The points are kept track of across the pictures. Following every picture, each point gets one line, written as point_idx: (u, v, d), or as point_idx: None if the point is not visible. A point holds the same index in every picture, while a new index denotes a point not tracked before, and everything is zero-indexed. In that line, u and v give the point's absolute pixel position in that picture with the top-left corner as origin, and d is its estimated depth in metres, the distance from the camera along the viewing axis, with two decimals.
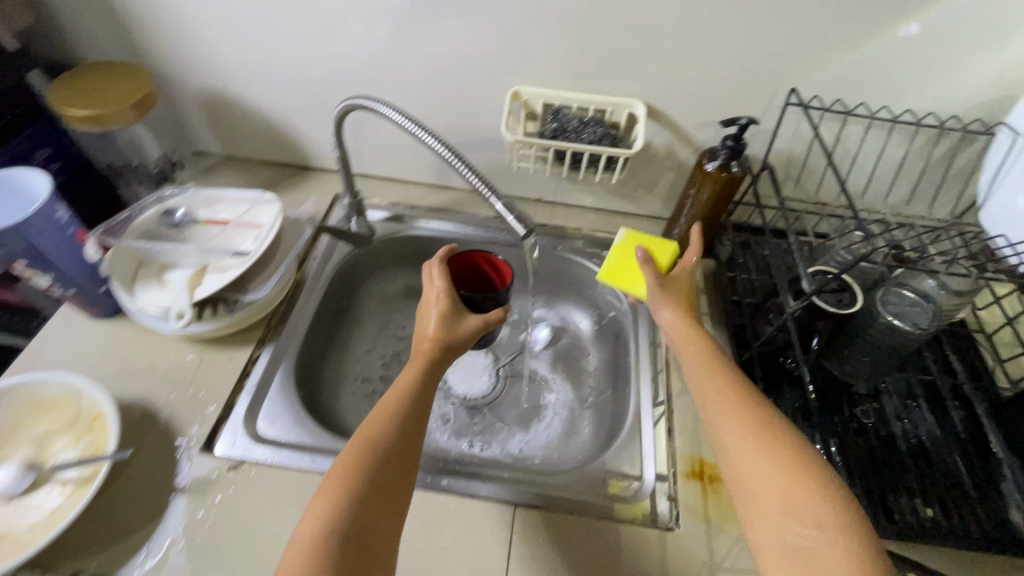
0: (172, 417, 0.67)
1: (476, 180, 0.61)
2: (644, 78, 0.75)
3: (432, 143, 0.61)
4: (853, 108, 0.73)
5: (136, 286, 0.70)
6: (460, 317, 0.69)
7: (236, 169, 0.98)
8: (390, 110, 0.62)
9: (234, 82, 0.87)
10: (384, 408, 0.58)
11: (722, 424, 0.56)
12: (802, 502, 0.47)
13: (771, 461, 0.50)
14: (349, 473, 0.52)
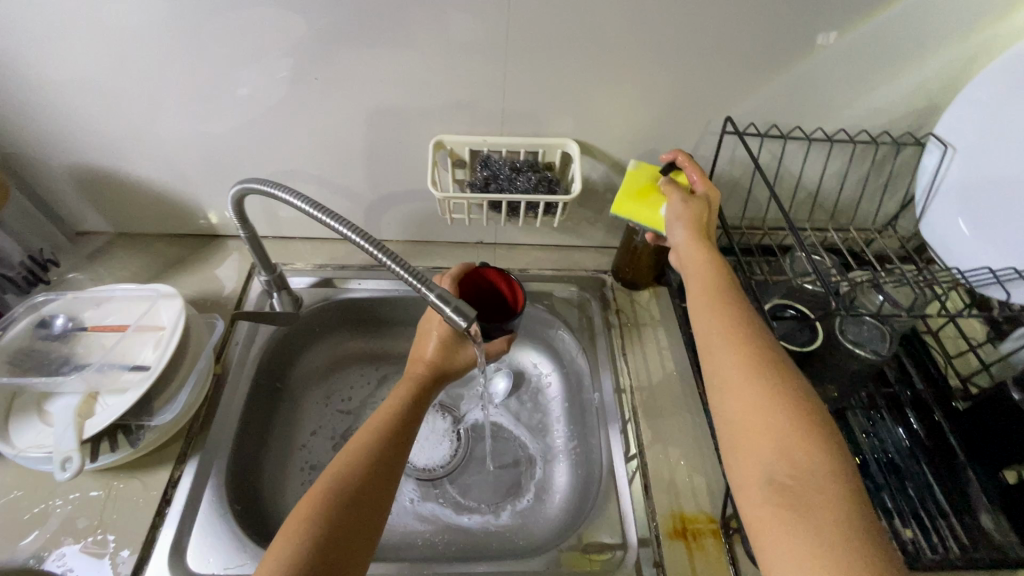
0: (77, 574, 0.57)
1: (408, 277, 0.51)
2: (574, 116, 0.71)
3: (341, 228, 0.51)
4: (788, 132, 0.71)
5: (12, 424, 0.59)
6: (462, 342, 0.66)
7: (130, 249, 0.86)
8: (292, 197, 0.53)
9: (113, 156, 0.76)
10: (358, 438, 0.55)
11: (717, 350, 0.52)
12: (796, 446, 0.44)
13: (773, 396, 0.47)
14: (323, 500, 0.49)
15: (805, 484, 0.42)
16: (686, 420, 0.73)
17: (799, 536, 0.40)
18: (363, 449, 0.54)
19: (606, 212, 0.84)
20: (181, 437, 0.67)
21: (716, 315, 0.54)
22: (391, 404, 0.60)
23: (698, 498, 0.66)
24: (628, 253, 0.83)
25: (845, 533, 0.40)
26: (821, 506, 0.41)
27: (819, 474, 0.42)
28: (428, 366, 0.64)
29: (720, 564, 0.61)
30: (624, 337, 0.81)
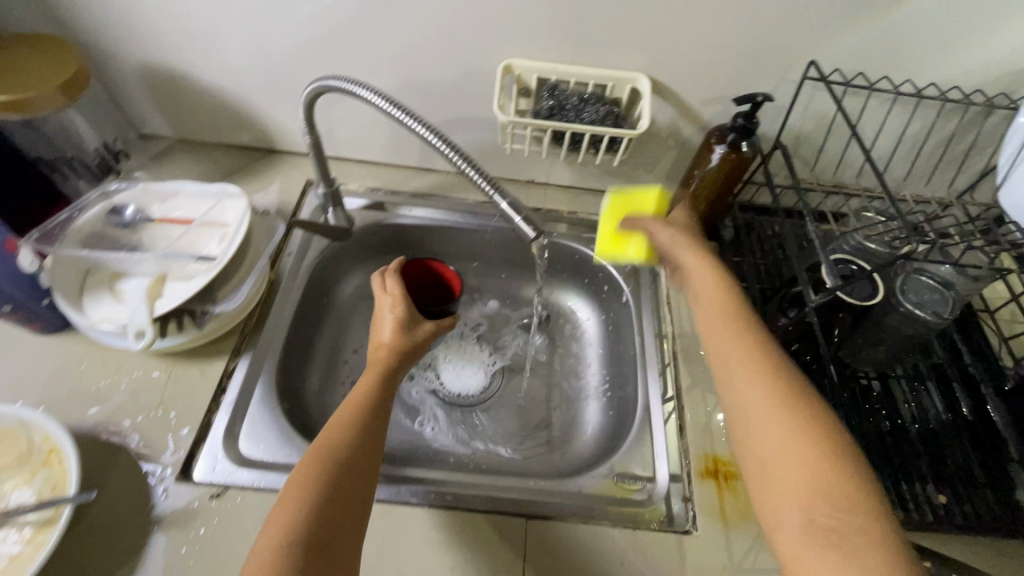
0: (141, 443, 0.60)
1: (479, 178, 0.56)
2: (651, 49, 0.68)
3: (419, 129, 0.55)
4: (875, 83, 0.68)
5: (86, 298, 0.62)
6: (417, 324, 0.70)
7: (191, 155, 0.87)
8: (370, 94, 0.55)
9: (181, 56, 0.76)
10: (337, 417, 0.55)
11: (742, 376, 0.51)
12: (834, 478, 0.43)
13: (802, 425, 0.46)
14: (313, 475, 0.49)
15: (847, 517, 0.41)
16: None
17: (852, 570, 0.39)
18: (339, 431, 0.53)
19: (666, 159, 0.82)
20: (235, 334, 0.69)
21: (735, 340, 0.53)
22: (361, 387, 0.60)
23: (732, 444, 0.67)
24: (683, 203, 0.81)
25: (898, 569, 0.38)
26: (865, 541, 0.40)
27: (859, 509, 0.41)
28: (388, 350, 0.66)
29: (749, 505, 0.62)
30: (671, 287, 0.81)
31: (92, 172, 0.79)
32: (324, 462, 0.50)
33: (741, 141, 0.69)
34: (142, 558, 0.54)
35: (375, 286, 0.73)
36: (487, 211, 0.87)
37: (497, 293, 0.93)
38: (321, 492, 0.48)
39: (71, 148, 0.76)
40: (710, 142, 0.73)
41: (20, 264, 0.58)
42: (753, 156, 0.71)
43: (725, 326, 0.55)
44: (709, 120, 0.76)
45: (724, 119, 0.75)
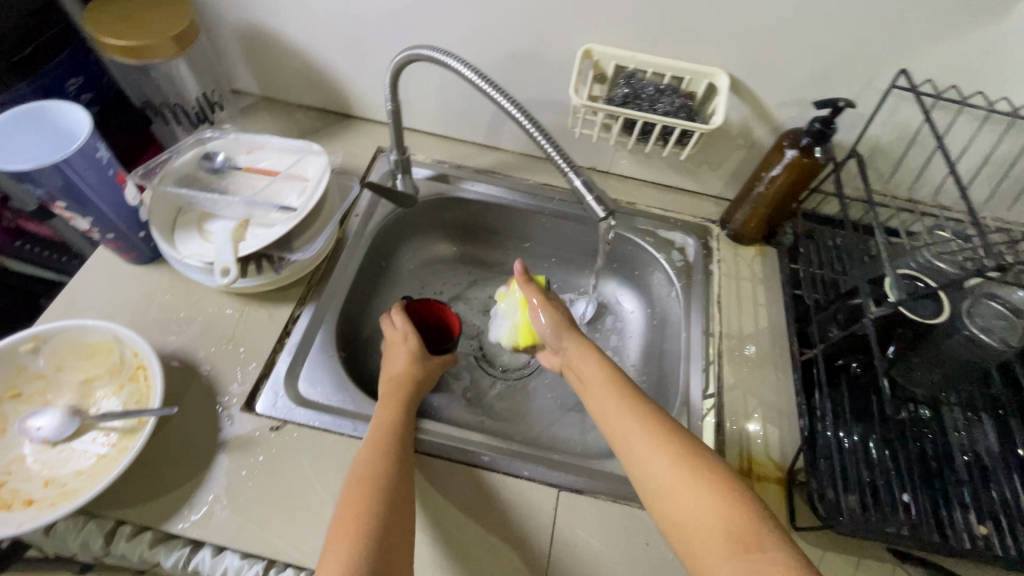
0: (212, 372, 0.66)
1: (563, 163, 0.58)
2: (735, 44, 0.68)
3: (507, 104, 0.59)
4: (967, 97, 0.66)
5: (176, 234, 0.67)
6: (426, 359, 0.74)
7: (273, 113, 0.92)
8: (462, 67, 0.59)
9: (277, 18, 0.80)
10: (374, 445, 0.59)
11: (644, 451, 0.55)
12: (746, 524, 0.46)
13: (701, 479, 0.50)
14: (371, 504, 0.53)
15: (766, 556, 0.44)
16: (771, 376, 0.73)
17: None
18: (376, 462, 0.57)
19: (732, 158, 0.82)
20: (303, 283, 0.74)
21: (624, 414, 0.59)
22: (384, 416, 0.63)
23: (768, 447, 0.67)
24: (746, 203, 0.80)
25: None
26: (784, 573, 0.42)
27: (775, 547, 0.44)
28: (401, 382, 0.69)
29: (779, 509, 0.63)
30: (722, 287, 0.81)
31: (191, 122, 0.86)
32: (372, 492, 0.54)
33: (815, 146, 0.68)
34: (208, 474, 0.59)
35: (385, 327, 0.76)
36: (546, 193, 0.89)
37: (546, 275, 0.95)
38: (369, 521, 0.51)
39: (175, 97, 0.83)
40: (782, 144, 0.72)
41: (125, 196, 0.64)
42: (825, 163, 0.69)
43: (619, 407, 0.60)
44: (783, 123, 0.75)
45: (799, 123, 0.74)
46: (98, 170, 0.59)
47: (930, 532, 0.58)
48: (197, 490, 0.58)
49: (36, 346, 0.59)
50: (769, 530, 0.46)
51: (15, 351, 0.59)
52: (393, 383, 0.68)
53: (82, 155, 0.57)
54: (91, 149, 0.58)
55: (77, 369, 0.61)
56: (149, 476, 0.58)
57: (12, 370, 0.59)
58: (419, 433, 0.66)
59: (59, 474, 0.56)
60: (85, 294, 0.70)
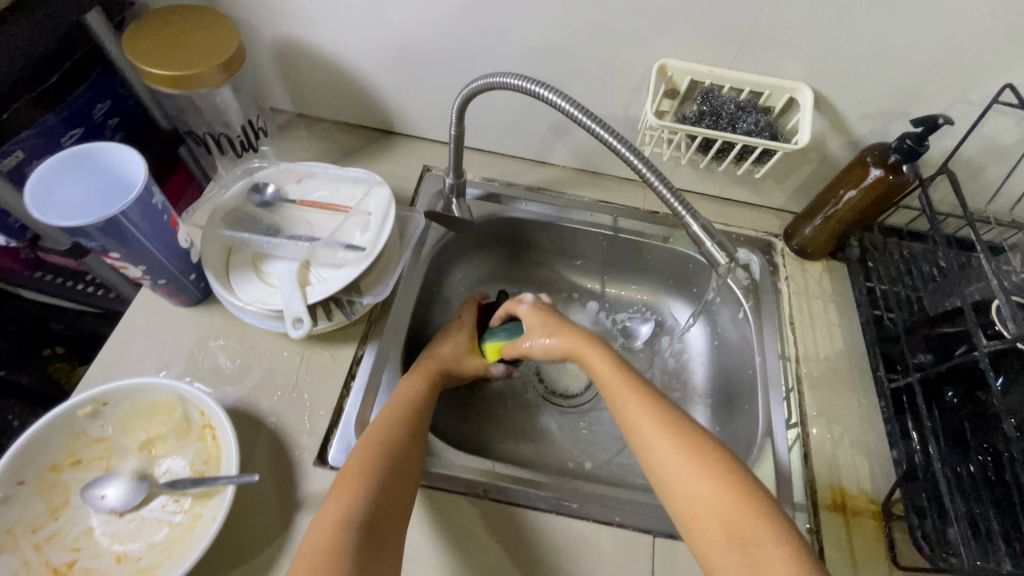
0: (279, 423, 0.62)
1: (669, 196, 0.55)
2: (822, 57, 0.64)
3: (615, 143, 0.55)
4: None
5: (232, 276, 0.63)
6: (471, 355, 0.74)
7: (309, 131, 0.87)
8: (555, 98, 0.54)
9: (318, 34, 0.74)
10: (391, 415, 0.59)
11: (652, 437, 0.54)
12: (748, 517, 0.46)
13: (709, 470, 0.49)
14: (369, 468, 0.53)
15: (764, 549, 0.43)
16: (854, 401, 0.70)
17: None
18: (387, 428, 0.58)
19: (801, 172, 0.78)
20: (364, 320, 0.69)
21: (634, 402, 0.57)
22: (408, 389, 0.64)
23: (860, 478, 0.65)
24: (817, 218, 0.77)
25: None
26: (780, 566, 0.42)
27: (774, 538, 0.44)
28: (437, 365, 0.69)
29: (879, 545, 0.61)
30: (793, 306, 0.78)
31: (235, 150, 0.80)
32: (375, 457, 0.54)
33: (903, 164, 0.65)
34: (289, 537, 0.55)
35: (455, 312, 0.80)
36: (602, 210, 0.84)
37: (599, 295, 0.92)
38: (374, 479, 0.52)
39: (219, 125, 0.77)
40: (866, 160, 0.69)
41: (178, 240, 0.59)
42: (912, 181, 0.67)
43: (626, 392, 0.59)
44: (861, 136, 0.72)
45: (880, 137, 0.71)
46: (154, 217, 0.55)
47: None
48: (279, 556, 0.54)
49: (95, 410, 0.55)
50: (771, 523, 0.45)
51: (72, 417, 0.54)
52: (433, 362, 0.69)
53: (139, 204, 0.52)
54: (148, 195, 0.53)
55: (137, 430, 0.57)
56: (226, 543, 0.55)
57: (70, 436, 0.55)
58: (500, 480, 0.62)
59: (132, 548, 0.52)
60: (133, 341, 0.66)
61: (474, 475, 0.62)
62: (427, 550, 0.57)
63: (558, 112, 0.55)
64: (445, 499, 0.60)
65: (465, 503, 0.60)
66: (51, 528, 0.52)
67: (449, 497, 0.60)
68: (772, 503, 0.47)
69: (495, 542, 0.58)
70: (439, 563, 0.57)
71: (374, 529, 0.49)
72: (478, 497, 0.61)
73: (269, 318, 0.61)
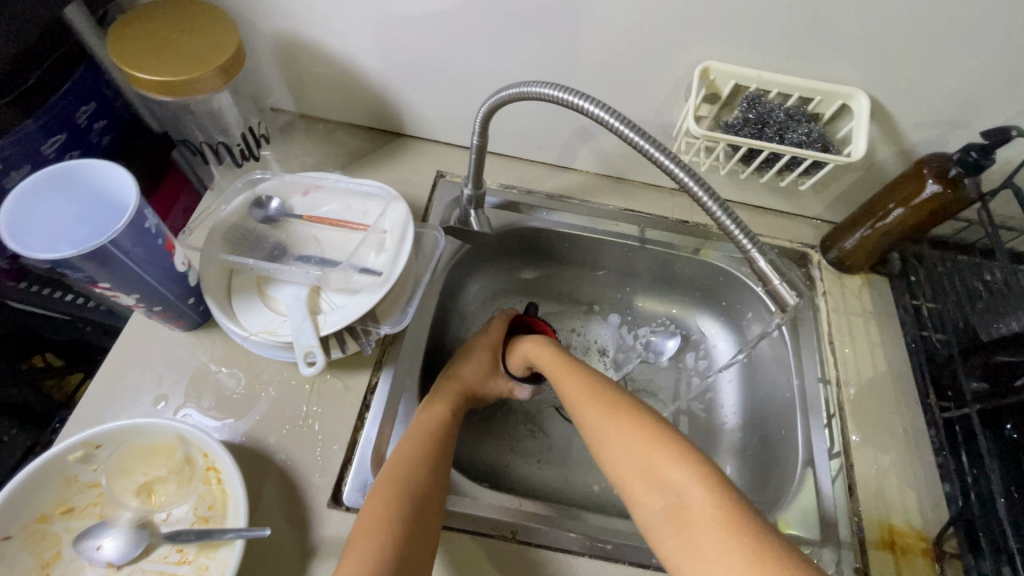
0: (289, 460, 0.57)
1: (713, 207, 0.51)
2: (883, 60, 0.58)
3: (670, 164, 0.50)
4: None
5: (236, 304, 0.58)
6: (494, 375, 0.71)
7: (312, 134, 0.80)
8: (596, 109, 0.49)
9: (322, 28, 0.68)
10: (413, 444, 0.56)
11: (586, 410, 0.57)
12: (665, 464, 0.48)
13: (633, 429, 0.52)
14: (393, 506, 0.50)
15: (683, 491, 0.45)
16: (900, 429, 0.66)
17: (696, 535, 0.42)
18: (409, 462, 0.54)
19: (844, 181, 0.73)
20: (378, 345, 0.64)
21: (570, 379, 0.61)
22: (429, 415, 0.60)
23: (908, 513, 0.61)
24: (860, 230, 0.72)
25: (739, 518, 0.41)
26: (696, 505, 0.43)
27: (692, 479, 0.45)
28: (460, 388, 0.67)
29: None
30: (832, 324, 0.74)
31: (233, 157, 0.75)
32: (398, 494, 0.51)
33: (965, 177, 0.60)
34: None
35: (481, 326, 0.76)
36: (628, 219, 0.79)
37: (621, 307, 0.87)
38: (397, 524, 0.49)
39: (217, 132, 0.72)
40: (922, 171, 0.63)
41: (175, 263, 0.53)
42: (973, 196, 0.61)
43: (563, 372, 0.62)
44: (915, 145, 0.66)
45: (935, 145, 0.65)
46: (148, 243, 0.49)
47: None
48: None
49: (87, 453, 0.50)
50: (691, 465, 0.47)
51: (63, 461, 0.49)
52: (456, 383, 0.66)
53: (130, 229, 0.47)
54: (140, 219, 0.48)
55: (135, 472, 0.52)
56: None
57: (60, 482, 0.50)
58: (529, 520, 0.58)
59: None
60: (126, 370, 0.60)
61: (502, 515, 0.58)
62: None
63: (600, 125, 0.50)
64: (471, 542, 0.56)
65: (493, 547, 0.55)
66: None
67: (476, 541, 0.56)
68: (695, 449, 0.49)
69: None
70: None
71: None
72: (506, 539, 0.56)
73: (276, 348, 0.56)
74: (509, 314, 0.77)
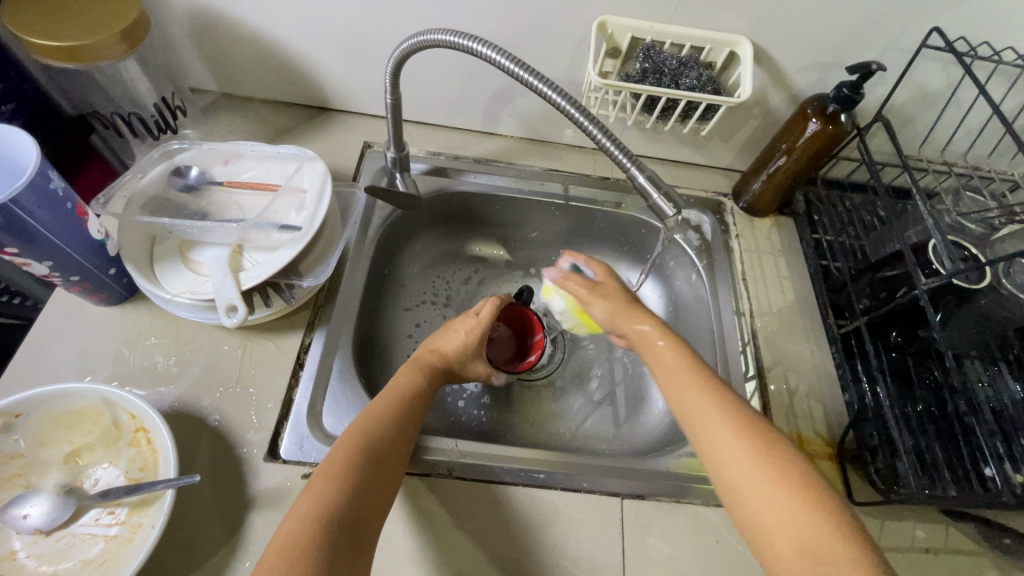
0: (223, 420, 0.58)
1: (597, 135, 0.54)
2: (760, 10, 0.63)
3: (557, 98, 0.52)
4: (998, 53, 0.64)
5: (158, 269, 0.59)
6: (476, 357, 0.70)
7: (235, 111, 0.81)
8: (490, 53, 0.52)
9: (233, 2, 0.68)
10: (384, 402, 0.57)
11: (725, 443, 0.50)
12: (822, 535, 0.42)
13: (779, 479, 0.46)
14: (355, 453, 0.51)
15: (839, 569, 0.40)
16: (807, 351, 0.72)
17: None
18: (376, 419, 0.55)
19: (746, 129, 0.78)
20: (309, 306, 0.65)
21: (705, 402, 0.53)
22: (400, 383, 0.61)
23: (816, 423, 0.67)
24: (763, 173, 0.78)
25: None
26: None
27: (849, 557, 0.40)
28: (438, 363, 0.67)
29: (836, 484, 0.63)
30: (745, 263, 0.79)
31: (151, 133, 0.75)
32: (363, 446, 0.52)
33: (841, 113, 0.66)
34: (244, 536, 0.52)
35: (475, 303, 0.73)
36: (552, 180, 0.82)
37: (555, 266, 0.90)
38: (356, 471, 0.49)
39: (128, 104, 0.72)
40: (806, 112, 0.69)
41: (88, 231, 0.53)
42: (850, 130, 0.68)
43: (694, 395, 0.54)
44: (801, 89, 0.72)
45: (818, 89, 0.71)
46: (54, 205, 0.49)
47: (970, 486, 0.58)
48: (233, 557, 0.51)
49: (7, 423, 0.50)
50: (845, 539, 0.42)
51: None
52: (433, 359, 0.67)
53: (32, 190, 0.47)
54: (43, 180, 0.48)
55: (59, 441, 0.52)
56: (172, 550, 0.51)
57: None
58: (465, 458, 0.60)
59: (61, 567, 0.48)
60: (48, 348, 0.59)
61: (438, 455, 0.60)
62: (393, 536, 0.55)
63: (494, 68, 0.52)
64: (410, 481, 0.58)
65: (431, 483, 0.58)
66: None
67: (415, 479, 0.58)
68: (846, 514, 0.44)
69: (462, 518, 0.57)
70: (405, 548, 0.55)
71: (353, 527, 0.46)
72: (444, 476, 0.59)
73: (202, 310, 0.57)
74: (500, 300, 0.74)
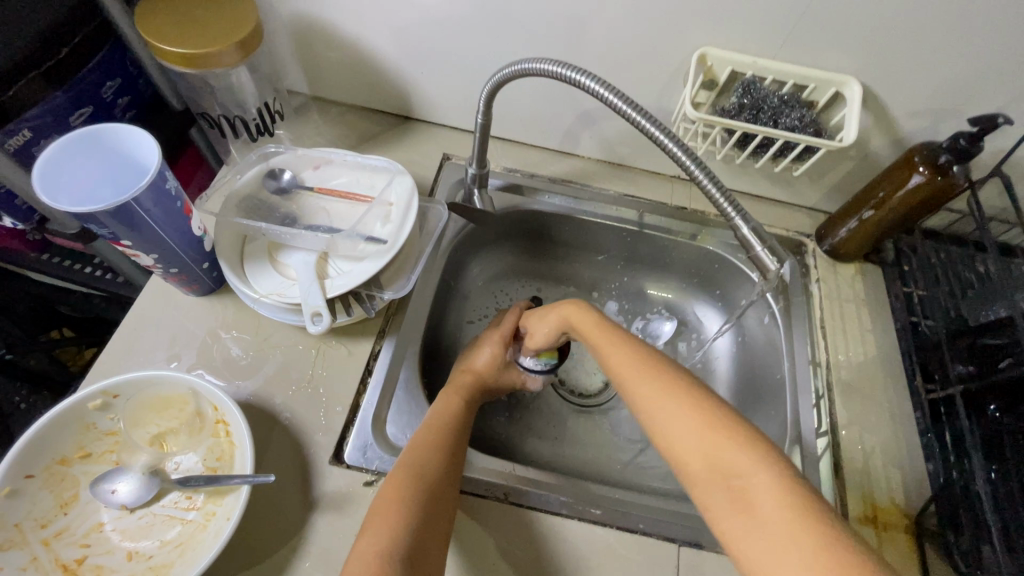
0: (294, 419, 0.60)
1: (698, 174, 0.54)
2: (874, 51, 0.60)
3: (662, 137, 0.53)
4: None
5: (249, 268, 0.61)
6: (507, 364, 0.72)
7: (325, 116, 0.83)
8: (592, 85, 0.51)
9: (336, 13, 0.71)
10: (429, 428, 0.57)
11: (638, 385, 0.51)
12: (729, 449, 0.42)
13: (687, 403, 0.47)
14: (407, 486, 0.51)
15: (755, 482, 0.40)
16: (886, 411, 0.68)
17: (762, 522, 0.38)
18: (423, 452, 0.54)
19: (840, 171, 0.74)
20: (381, 314, 0.67)
21: (622, 357, 0.55)
22: (444, 408, 0.61)
23: (891, 491, 0.63)
24: (854, 218, 0.73)
25: (811, 505, 0.38)
26: (763, 494, 0.39)
27: (755, 463, 0.41)
28: (474, 377, 0.68)
29: (911, 560, 0.59)
30: (824, 310, 0.75)
31: (250, 133, 0.77)
32: (413, 477, 0.52)
33: (954, 165, 0.62)
34: (306, 535, 0.54)
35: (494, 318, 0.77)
36: (626, 205, 0.81)
37: (619, 291, 0.89)
38: (411, 505, 0.49)
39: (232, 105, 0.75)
40: (913, 160, 0.65)
41: (191, 227, 0.56)
42: (962, 184, 0.63)
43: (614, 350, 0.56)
44: (907, 135, 0.68)
45: (927, 135, 0.67)
46: (168, 204, 0.52)
47: None
48: (294, 556, 0.53)
49: (105, 402, 0.53)
50: (751, 448, 0.42)
51: (83, 409, 0.52)
52: (468, 374, 0.68)
53: (152, 189, 0.50)
54: (161, 180, 0.51)
55: (149, 423, 0.55)
56: (239, 542, 0.53)
57: (79, 428, 0.53)
58: (521, 484, 0.60)
59: (142, 545, 0.51)
60: (141, 330, 0.63)
61: (495, 478, 0.60)
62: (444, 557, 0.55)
63: (595, 100, 0.52)
64: (463, 501, 0.58)
65: (486, 506, 0.58)
66: (59, 523, 0.50)
67: (467, 499, 0.58)
68: (747, 427, 0.45)
69: (516, 546, 0.56)
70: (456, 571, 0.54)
71: (415, 560, 0.46)
72: (498, 500, 0.59)
73: (285, 311, 0.60)
74: (523, 305, 0.78)
